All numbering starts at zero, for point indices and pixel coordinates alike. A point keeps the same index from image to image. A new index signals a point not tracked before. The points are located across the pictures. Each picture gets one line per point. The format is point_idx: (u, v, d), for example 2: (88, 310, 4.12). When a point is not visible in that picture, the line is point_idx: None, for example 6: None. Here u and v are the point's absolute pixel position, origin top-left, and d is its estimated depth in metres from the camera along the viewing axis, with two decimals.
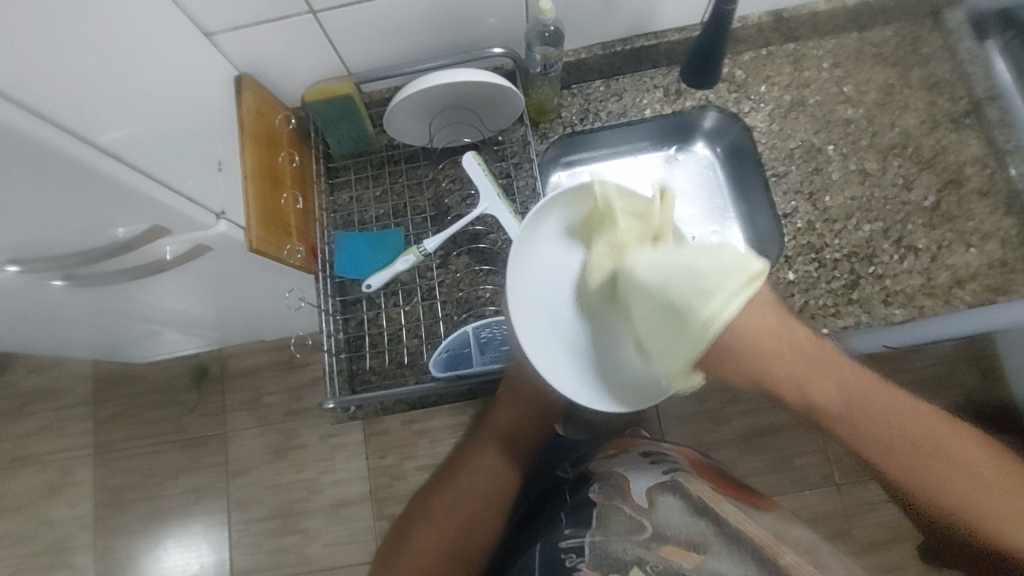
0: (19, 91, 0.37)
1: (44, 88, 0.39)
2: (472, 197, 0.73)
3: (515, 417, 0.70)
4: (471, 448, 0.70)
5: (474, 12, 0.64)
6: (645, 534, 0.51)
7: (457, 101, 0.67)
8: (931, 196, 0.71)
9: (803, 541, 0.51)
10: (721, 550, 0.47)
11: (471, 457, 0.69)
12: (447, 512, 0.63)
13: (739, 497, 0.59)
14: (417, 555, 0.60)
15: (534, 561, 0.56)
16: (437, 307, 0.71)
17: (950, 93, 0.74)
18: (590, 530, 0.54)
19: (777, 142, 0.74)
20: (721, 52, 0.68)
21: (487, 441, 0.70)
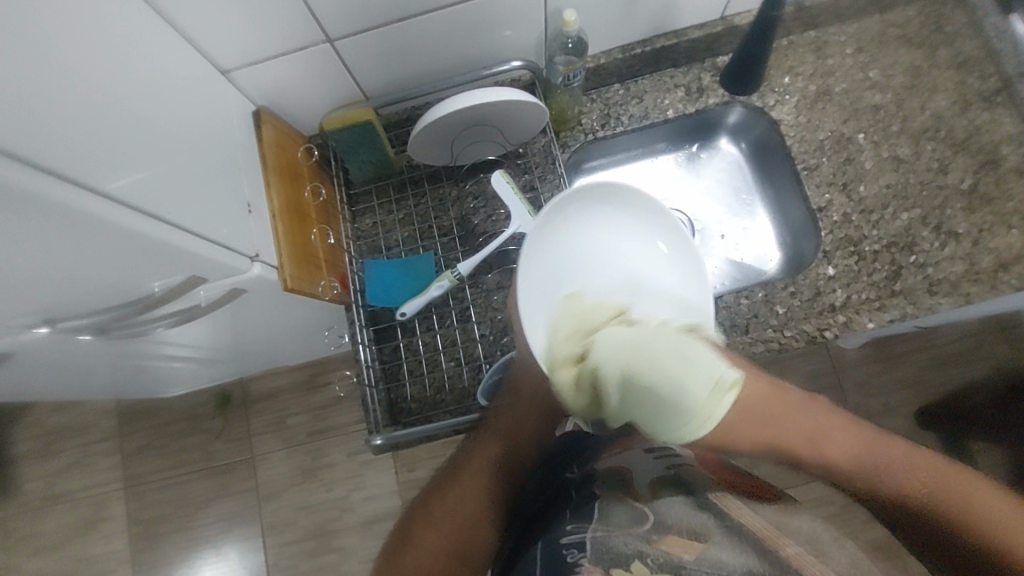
0: (30, 151, 0.35)
1: (56, 145, 0.37)
2: (500, 215, 0.72)
3: (522, 420, 0.63)
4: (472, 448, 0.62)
5: (494, 26, 0.63)
6: (645, 526, 0.46)
7: (483, 118, 0.65)
8: (967, 179, 0.69)
9: (806, 528, 0.45)
10: (722, 540, 0.42)
11: (474, 459, 0.62)
12: (449, 518, 0.57)
13: (741, 489, 0.52)
14: (416, 565, 0.55)
15: (533, 562, 0.49)
16: (472, 329, 0.70)
17: (980, 71, 0.72)
18: (592, 525, 0.48)
19: (806, 134, 0.73)
20: (763, 60, 0.67)
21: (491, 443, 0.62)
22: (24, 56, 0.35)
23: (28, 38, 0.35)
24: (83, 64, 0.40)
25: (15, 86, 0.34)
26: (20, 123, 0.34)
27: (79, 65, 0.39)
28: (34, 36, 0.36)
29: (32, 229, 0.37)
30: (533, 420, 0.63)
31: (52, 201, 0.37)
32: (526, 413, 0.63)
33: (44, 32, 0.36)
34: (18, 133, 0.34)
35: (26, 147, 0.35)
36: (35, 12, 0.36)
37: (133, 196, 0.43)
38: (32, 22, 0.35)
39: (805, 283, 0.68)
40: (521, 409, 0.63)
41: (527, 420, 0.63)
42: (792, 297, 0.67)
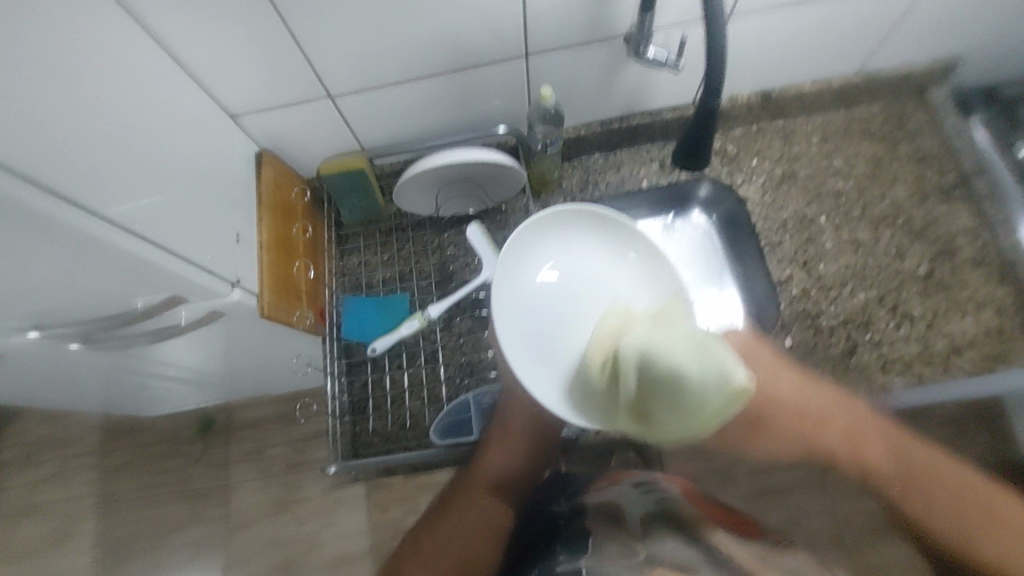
0: (38, 173, 0.40)
1: (66, 169, 0.42)
2: (476, 265, 0.76)
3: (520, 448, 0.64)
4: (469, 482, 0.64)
5: (480, 95, 0.69)
6: (637, 557, 0.44)
7: (464, 174, 0.70)
8: (924, 265, 0.73)
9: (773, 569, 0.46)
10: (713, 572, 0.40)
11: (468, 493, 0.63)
12: (436, 554, 0.58)
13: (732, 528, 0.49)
14: None
15: None
16: (439, 370, 0.73)
17: (938, 167, 0.77)
18: (584, 556, 0.48)
19: (770, 213, 0.78)
20: (709, 139, 0.67)
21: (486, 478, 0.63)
22: (48, 90, 0.40)
23: (52, 79, 0.41)
24: (101, 102, 0.46)
25: (36, 119, 0.39)
26: (39, 150, 0.39)
27: (94, 102, 0.45)
28: (56, 75, 0.41)
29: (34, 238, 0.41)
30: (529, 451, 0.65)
31: (47, 218, 0.41)
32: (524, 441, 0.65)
33: (64, 70, 0.42)
34: (33, 158, 0.39)
35: (39, 169, 0.39)
36: (64, 56, 0.42)
37: (131, 221, 0.47)
38: (59, 65, 0.41)
39: None
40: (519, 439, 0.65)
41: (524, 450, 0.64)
42: None
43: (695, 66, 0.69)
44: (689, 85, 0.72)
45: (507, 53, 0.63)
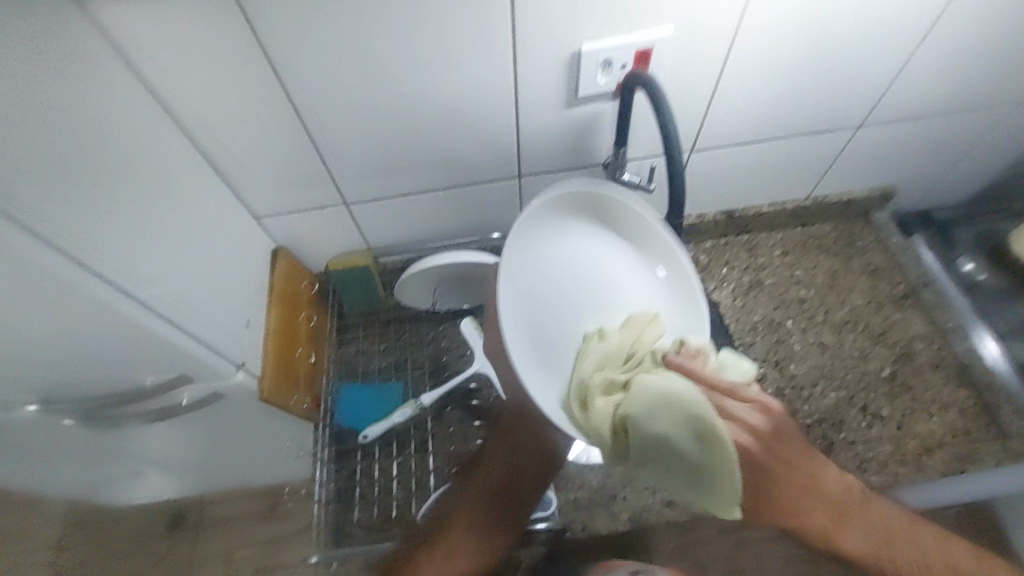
0: (87, 257, 0.45)
1: (112, 255, 0.48)
2: (469, 357, 0.80)
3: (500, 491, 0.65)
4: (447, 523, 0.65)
5: (477, 206, 0.79)
6: None
7: (459, 275, 0.77)
8: (886, 367, 0.78)
9: None
10: None
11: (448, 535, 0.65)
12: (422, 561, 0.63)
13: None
14: None
15: None
16: (428, 460, 0.73)
17: (890, 279, 0.85)
18: None
19: (741, 316, 0.84)
20: None
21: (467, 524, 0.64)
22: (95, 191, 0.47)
23: (102, 181, 0.48)
24: (146, 200, 0.53)
25: (87, 212, 0.45)
26: (93, 237, 0.46)
27: (140, 200, 0.52)
28: (105, 178, 0.48)
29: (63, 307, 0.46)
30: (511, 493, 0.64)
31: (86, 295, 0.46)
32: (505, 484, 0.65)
33: (115, 174, 0.49)
34: (84, 242, 0.45)
35: (84, 253, 0.45)
36: (112, 165, 0.49)
37: (157, 302, 0.52)
38: (107, 169, 0.49)
39: None
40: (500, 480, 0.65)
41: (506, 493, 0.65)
42: None
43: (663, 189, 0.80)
44: (660, 202, 0.82)
45: (503, 172, 0.73)
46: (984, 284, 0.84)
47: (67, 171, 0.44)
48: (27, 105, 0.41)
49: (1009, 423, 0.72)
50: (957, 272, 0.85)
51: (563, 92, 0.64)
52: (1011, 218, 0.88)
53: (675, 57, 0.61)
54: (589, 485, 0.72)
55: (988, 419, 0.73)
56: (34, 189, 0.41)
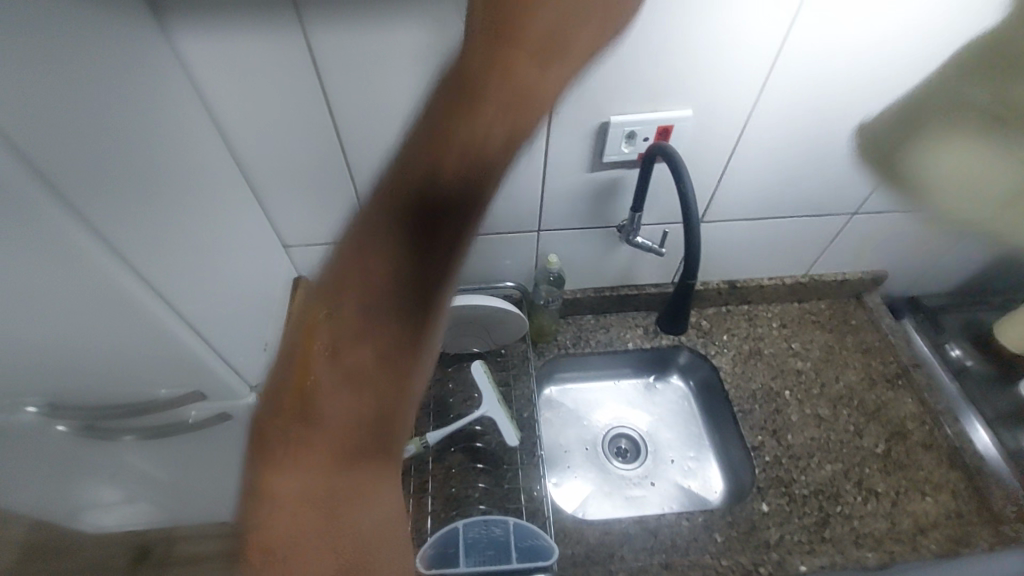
0: (140, 266, 0.48)
1: (161, 266, 0.50)
2: (474, 400, 0.81)
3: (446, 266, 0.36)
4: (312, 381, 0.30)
5: (495, 256, 0.82)
6: None
7: (468, 318, 0.79)
8: (881, 444, 0.80)
9: None
10: None
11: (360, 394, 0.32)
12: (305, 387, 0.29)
13: None
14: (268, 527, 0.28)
15: None
16: (425, 502, 0.72)
17: (881, 358, 0.88)
18: None
19: (741, 382, 0.86)
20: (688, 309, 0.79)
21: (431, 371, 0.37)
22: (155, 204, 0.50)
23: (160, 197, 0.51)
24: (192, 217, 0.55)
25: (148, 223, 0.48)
26: (148, 247, 0.48)
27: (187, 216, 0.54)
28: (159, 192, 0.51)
29: (100, 312, 0.46)
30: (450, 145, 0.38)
31: (132, 300, 0.48)
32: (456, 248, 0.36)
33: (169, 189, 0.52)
34: (140, 249, 0.47)
35: (138, 258, 0.47)
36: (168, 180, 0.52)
37: (189, 315, 0.54)
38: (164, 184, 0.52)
39: (741, 515, 0.73)
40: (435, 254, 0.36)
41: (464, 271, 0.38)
42: (729, 526, 0.72)
43: (673, 253, 0.84)
44: (668, 266, 0.87)
45: (524, 226, 0.77)
46: (973, 371, 0.86)
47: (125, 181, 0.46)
48: (101, 116, 0.44)
49: (1001, 510, 0.73)
50: (946, 356, 0.88)
51: (588, 158, 0.69)
52: (994, 310, 0.93)
53: (694, 134, 0.67)
54: (587, 541, 0.71)
55: (980, 504, 0.74)
56: (97, 198, 0.43)
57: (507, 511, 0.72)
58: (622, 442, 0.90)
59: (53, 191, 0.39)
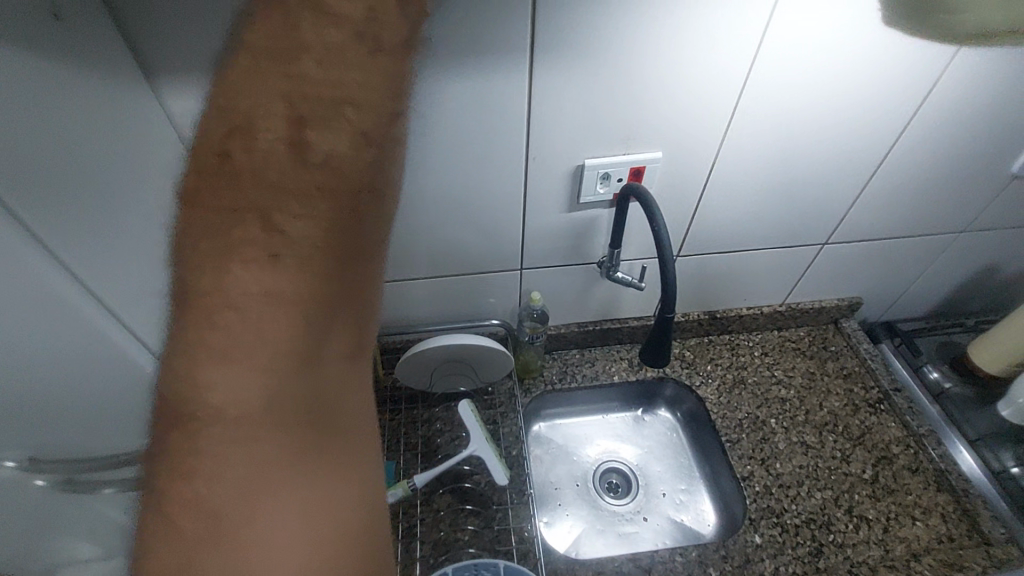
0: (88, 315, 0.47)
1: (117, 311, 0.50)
2: (462, 439, 0.80)
3: (328, 256, 0.33)
4: (205, 412, 0.31)
5: (479, 294, 0.83)
6: None
7: (455, 356, 0.79)
8: (868, 470, 0.80)
9: None
10: None
11: (249, 411, 0.32)
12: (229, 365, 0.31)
13: None
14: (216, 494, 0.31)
15: None
16: (414, 547, 0.71)
17: (863, 383, 0.90)
18: None
19: (727, 412, 0.86)
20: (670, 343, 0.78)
21: (330, 364, 0.35)
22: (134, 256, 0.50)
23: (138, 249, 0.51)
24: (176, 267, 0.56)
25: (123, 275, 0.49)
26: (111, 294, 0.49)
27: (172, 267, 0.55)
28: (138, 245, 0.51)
29: (74, 358, 0.48)
30: (309, 158, 0.32)
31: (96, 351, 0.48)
32: (336, 243, 0.33)
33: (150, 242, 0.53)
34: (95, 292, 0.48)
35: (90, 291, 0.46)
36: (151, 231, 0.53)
37: None
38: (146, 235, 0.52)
39: (735, 548, 0.72)
40: (315, 254, 0.33)
41: (360, 249, 0.35)
42: (723, 561, 0.71)
43: (653, 285, 0.87)
44: (650, 299, 0.89)
45: (508, 264, 0.79)
46: (952, 394, 0.87)
47: (107, 229, 0.48)
48: (84, 174, 0.45)
49: (989, 531, 0.73)
50: (925, 379, 0.90)
51: (567, 199, 0.72)
52: (967, 331, 0.96)
53: (665, 173, 0.70)
54: None
55: (969, 525, 0.74)
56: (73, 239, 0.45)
57: (498, 553, 0.70)
58: (613, 477, 0.89)
59: (36, 240, 0.41)
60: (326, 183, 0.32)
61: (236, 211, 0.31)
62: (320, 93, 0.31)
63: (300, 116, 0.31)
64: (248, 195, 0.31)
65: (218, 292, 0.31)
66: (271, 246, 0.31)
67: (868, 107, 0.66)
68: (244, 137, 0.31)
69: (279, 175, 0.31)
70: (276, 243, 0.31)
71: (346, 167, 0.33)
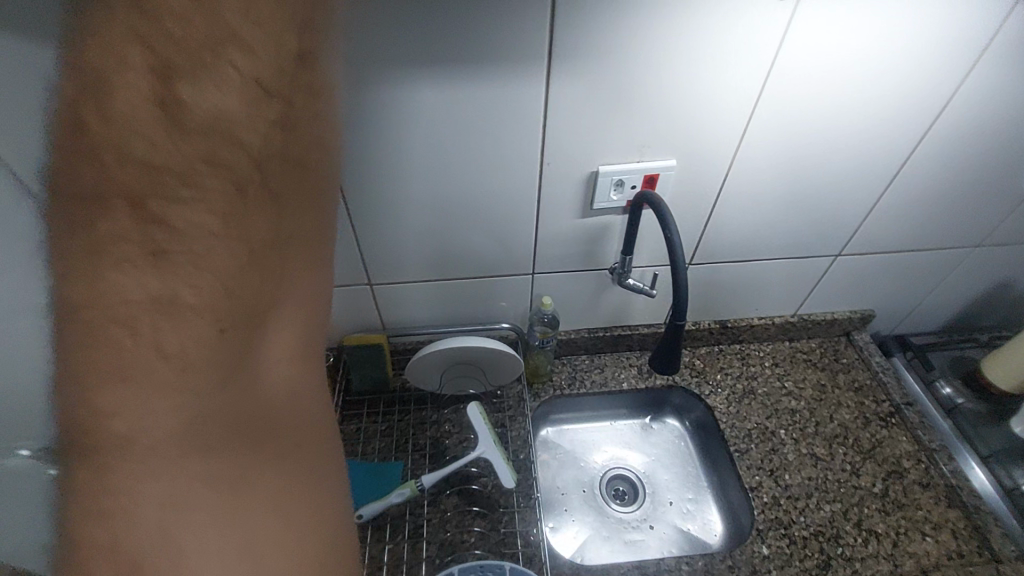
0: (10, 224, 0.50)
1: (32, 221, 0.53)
2: (470, 441, 0.81)
3: (238, 244, 0.28)
4: (97, 460, 0.25)
5: (492, 298, 0.84)
6: None
7: (464, 358, 0.80)
8: (877, 484, 0.79)
9: None
10: None
11: (160, 447, 0.27)
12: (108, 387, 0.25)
13: None
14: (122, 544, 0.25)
15: None
16: (421, 547, 0.71)
17: (874, 396, 0.89)
18: None
19: (736, 422, 0.86)
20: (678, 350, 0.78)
21: (247, 372, 0.30)
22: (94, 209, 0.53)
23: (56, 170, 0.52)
24: None
25: None
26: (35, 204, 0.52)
27: None
28: None
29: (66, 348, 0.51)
30: (185, 117, 0.25)
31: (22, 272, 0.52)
32: (245, 229, 0.28)
33: None
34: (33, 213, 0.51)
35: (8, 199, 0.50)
36: None
37: None
38: None
39: (741, 559, 0.72)
40: (219, 241, 0.27)
41: (274, 233, 0.30)
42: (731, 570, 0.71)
43: (664, 293, 0.87)
44: (660, 307, 0.89)
45: (519, 269, 0.80)
46: (965, 409, 0.87)
47: None
48: None
49: (1000, 549, 0.72)
50: (938, 394, 0.89)
51: (580, 205, 0.72)
52: (981, 347, 0.95)
53: (678, 181, 0.71)
54: None
55: (979, 542, 0.73)
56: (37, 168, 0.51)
57: (504, 556, 0.70)
58: (619, 484, 0.90)
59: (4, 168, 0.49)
60: (219, 152, 0.26)
61: (96, 196, 0.24)
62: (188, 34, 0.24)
63: (164, 64, 0.24)
64: (111, 173, 0.24)
65: (93, 305, 0.25)
66: (155, 241, 0.25)
67: (888, 121, 0.67)
68: (93, 87, 0.23)
69: (150, 143, 0.24)
70: (162, 236, 0.25)
71: (240, 129, 0.27)
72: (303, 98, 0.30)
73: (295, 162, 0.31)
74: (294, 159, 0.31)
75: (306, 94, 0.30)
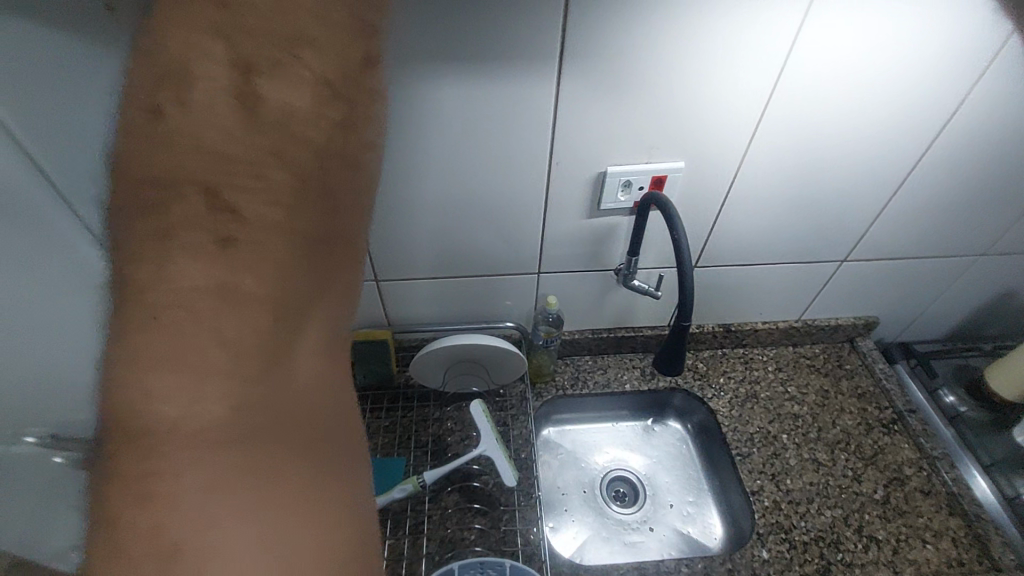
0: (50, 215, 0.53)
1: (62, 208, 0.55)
2: (472, 439, 0.81)
3: (290, 234, 0.30)
4: (151, 433, 0.27)
5: (497, 296, 0.84)
6: None
7: (468, 356, 0.80)
8: (879, 491, 0.79)
9: None
10: None
11: (210, 425, 0.27)
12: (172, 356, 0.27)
13: None
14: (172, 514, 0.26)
15: None
16: (421, 543, 0.71)
17: (876, 403, 0.89)
18: None
19: (738, 425, 0.86)
20: (683, 352, 0.78)
21: (295, 358, 0.31)
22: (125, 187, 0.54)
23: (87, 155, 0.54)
24: None
25: None
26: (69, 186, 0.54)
27: None
28: None
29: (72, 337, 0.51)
30: (259, 114, 0.28)
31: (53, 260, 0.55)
32: (300, 222, 0.31)
33: None
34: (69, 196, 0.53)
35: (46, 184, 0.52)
36: None
37: None
38: None
39: (742, 562, 0.72)
40: (275, 230, 0.29)
41: (323, 230, 0.32)
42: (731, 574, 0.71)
43: (669, 295, 0.87)
44: (664, 309, 0.89)
45: (525, 268, 0.80)
46: (967, 418, 0.86)
47: None
48: None
49: (1000, 557, 0.72)
50: (940, 402, 0.89)
51: (587, 205, 0.72)
52: (985, 356, 0.95)
53: (685, 183, 0.71)
54: None
55: (980, 551, 0.73)
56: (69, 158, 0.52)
57: (504, 554, 0.70)
58: (620, 485, 0.90)
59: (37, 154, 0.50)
60: (286, 149, 0.29)
61: (175, 187, 0.28)
62: (269, 34, 0.28)
63: (246, 64, 0.28)
64: (186, 161, 0.27)
65: (164, 288, 0.27)
66: (224, 227, 0.28)
67: (896, 126, 0.67)
68: (177, 89, 0.27)
69: (227, 140, 0.28)
70: (229, 223, 0.28)
71: (304, 127, 0.30)
72: (364, 108, 0.33)
73: (349, 166, 0.33)
74: (346, 159, 0.33)
75: (361, 93, 0.32)
